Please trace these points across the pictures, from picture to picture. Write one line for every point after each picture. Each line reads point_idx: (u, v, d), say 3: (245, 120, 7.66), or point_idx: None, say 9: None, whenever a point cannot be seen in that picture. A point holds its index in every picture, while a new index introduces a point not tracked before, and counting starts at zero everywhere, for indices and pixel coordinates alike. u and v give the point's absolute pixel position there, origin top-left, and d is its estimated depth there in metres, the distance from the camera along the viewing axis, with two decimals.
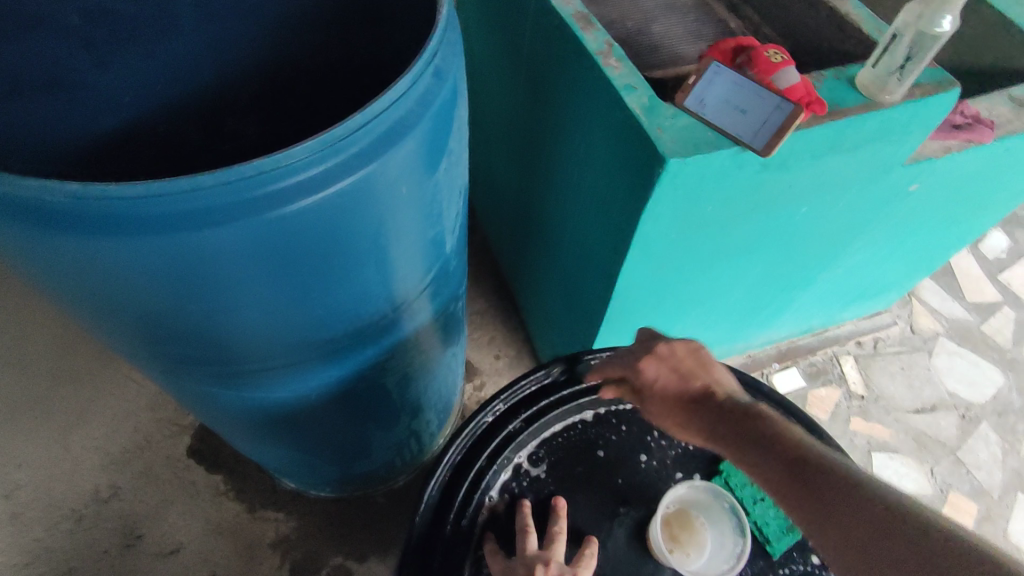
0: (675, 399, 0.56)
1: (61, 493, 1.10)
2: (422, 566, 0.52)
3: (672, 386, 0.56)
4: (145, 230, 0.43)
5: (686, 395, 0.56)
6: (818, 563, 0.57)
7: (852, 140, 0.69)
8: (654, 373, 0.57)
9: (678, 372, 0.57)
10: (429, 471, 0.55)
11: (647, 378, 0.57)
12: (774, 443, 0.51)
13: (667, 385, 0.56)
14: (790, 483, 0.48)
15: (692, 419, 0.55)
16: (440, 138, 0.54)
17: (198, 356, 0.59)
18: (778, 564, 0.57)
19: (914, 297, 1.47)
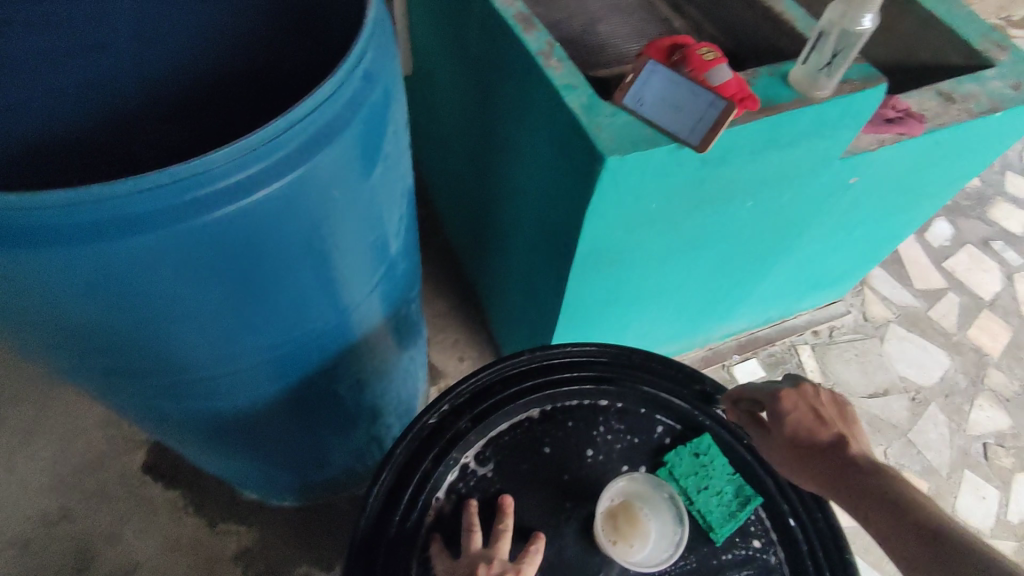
0: (806, 440, 0.57)
1: (9, 516, 1.06)
2: (367, 569, 0.52)
3: (806, 428, 0.58)
4: (58, 242, 0.42)
5: (815, 438, 0.57)
6: (759, 546, 0.58)
7: (787, 135, 0.71)
8: (791, 407, 0.58)
9: (816, 413, 0.58)
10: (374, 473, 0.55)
11: (784, 412, 0.58)
12: (901, 499, 0.52)
13: (802, 422, 0.58)
14: (914, 536, 0.50)
15: (817, 460, 0.57)
16: (373, 142, 0.53)
17: (135, 370, 0.57)
18: (721, 550, 0.58)
19: (866, 286, 1.52)
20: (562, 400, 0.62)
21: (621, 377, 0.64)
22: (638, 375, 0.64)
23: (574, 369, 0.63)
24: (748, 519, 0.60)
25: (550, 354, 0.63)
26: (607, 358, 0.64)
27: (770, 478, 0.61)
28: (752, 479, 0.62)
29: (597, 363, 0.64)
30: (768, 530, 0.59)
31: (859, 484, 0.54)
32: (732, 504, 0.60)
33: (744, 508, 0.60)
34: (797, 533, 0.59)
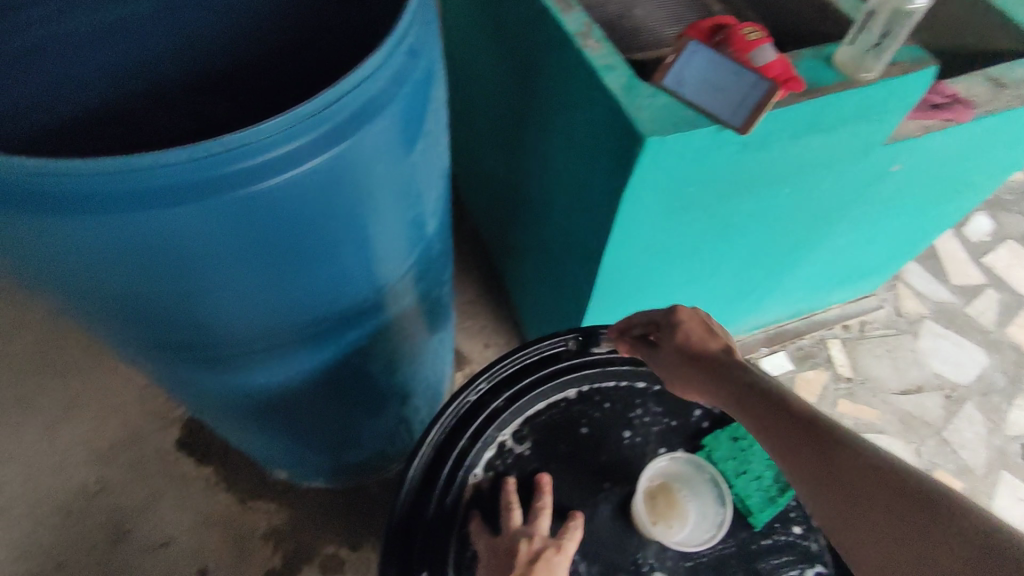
0: (698, 350, 0.56)
1: (50, 487, 1.10)
2: (406, 545, 0.52)
3: (695, 339, 0.56)
4: (109, 208, 0.42)
5: (705, 347, 0.56)
6: (800, 533, 0.58)
7: (832, 119, 0.70)
8: (682, 319, 0.57)
9: (707, 327, 0.57)
10: (412, 450, 0.55)
11: (674, 324, 0.57)
12: (783, 401, 0.51)
13: (695, 332, 0.57)
14: (794, 434, 0.48)
15: (707, 367, 0.55)
16: (415, 118, 0.53)
17: (176, 341, 0.58)
18: (760, 535, 0.58)
19: (900, 281, 1.49)
20: (598, 381, 0.62)
21: None
22: None
23: (610, 351, 0.63)
24: (789, 504, 0.59)
25: (586, 335, 0.63)
26: None
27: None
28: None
29: None
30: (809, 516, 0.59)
31: (746, 387, 0.53)
32: (772, 489, 0.59)
33: (784, 493, 0.59)
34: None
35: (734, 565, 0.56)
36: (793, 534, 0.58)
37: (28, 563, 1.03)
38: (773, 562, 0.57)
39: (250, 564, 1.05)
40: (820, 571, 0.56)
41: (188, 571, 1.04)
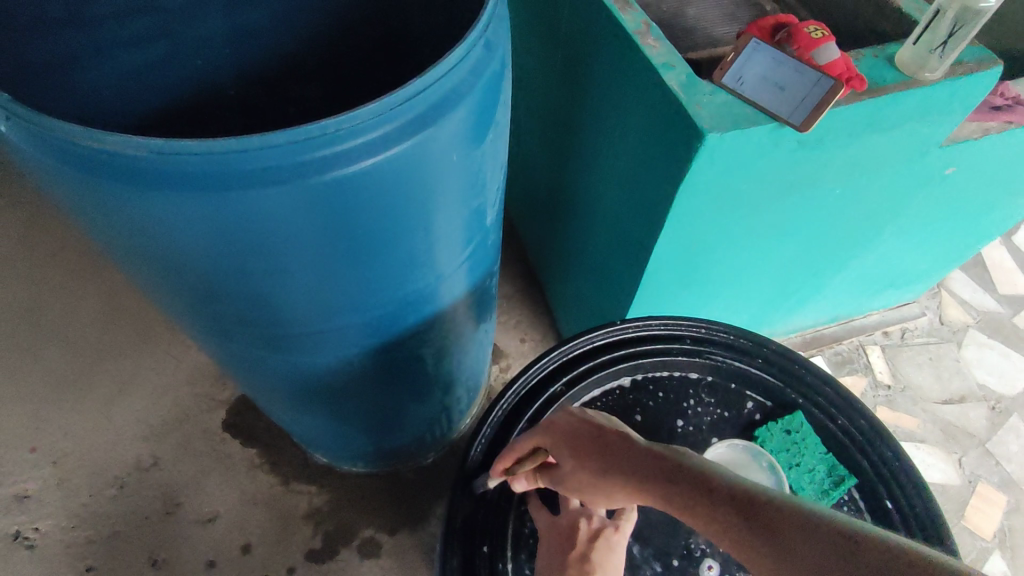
0: (592, 454, 0.50)
1: (105, 460, 1.15)
2: (468, 519, 0.55)
3: (586, 441, 0.51)
4: (211, 188, 0.45)
5: (603, 447, 0.50)
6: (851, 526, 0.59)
7: (890, 119, 0.70)
8: (561, 426, 0.52)
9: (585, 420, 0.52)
10: (475, 428, 0.58)
11: (554, 439, 0.52)
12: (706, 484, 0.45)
13: (582, 437, 0.51)
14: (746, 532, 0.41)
15: (614, 467, 0.49)
16: (487, 111, 0.55)
17: (248, 318, 0.61)
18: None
19: (944, 288, 1.46)
20: (652, 371, 0.63)
21: (712, 351, 0.64)
22: (730, 351, 0.64)
23: (664, 342, 0.64)
24: (841, 499, 0.59)
25: (641, 327, 0.64)
26: (698, 331, 0.64)
27: (866, 460, 0.61)
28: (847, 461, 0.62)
29: (687, 337, 0.64)
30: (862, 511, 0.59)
31: (669, 479, 0.46)
32: (824, 483, 0.60)
33: (836, 488, 0.60)
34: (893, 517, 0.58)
35: None
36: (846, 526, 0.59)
37: (83, 532, 1.08)
38: None
39: (292, 542, 1.08)
40: None
41: (233, 546, 1.07)
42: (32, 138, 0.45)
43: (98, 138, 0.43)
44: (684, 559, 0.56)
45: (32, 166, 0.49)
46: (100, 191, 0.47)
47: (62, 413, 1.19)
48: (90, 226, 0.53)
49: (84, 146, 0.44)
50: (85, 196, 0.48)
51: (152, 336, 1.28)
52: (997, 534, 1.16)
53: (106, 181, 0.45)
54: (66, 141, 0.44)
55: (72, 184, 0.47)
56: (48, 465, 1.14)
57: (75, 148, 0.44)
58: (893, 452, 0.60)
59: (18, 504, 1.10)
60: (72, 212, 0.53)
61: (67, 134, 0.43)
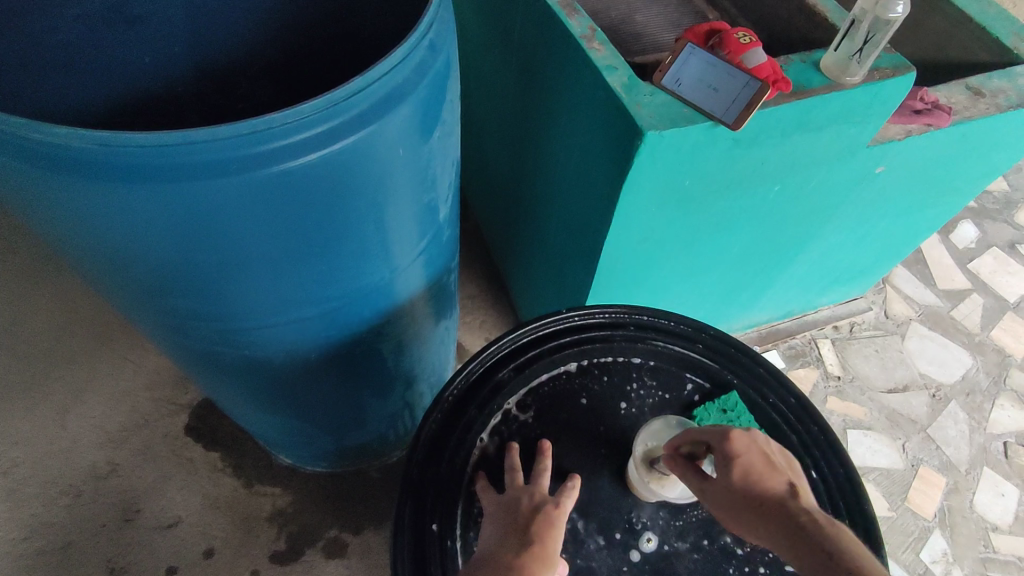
0: (751, 481, 0.52)
1: (60, 469, 1.12)
2: (417, 501, 0.57)
3: (752, 473, 0.52)
4: (160, 179, 0.46)
5: (765, 485, 0.52)
6: None
7: (818, 119, 0.75)
8: (739, 450, 0.53)
9: (766, 457, 0.54)
10: (425, 412, 0.60)
11: (734, 455, 0.53)
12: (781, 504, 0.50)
13: (749, 469, 0.52)
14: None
15: (762, 489, 0.52)
16: (434, 107, 0.58)
17: (201, 312, 0.62)
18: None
19: (888, 284, 1.53)
20: (596, 357, 0.66)
21: (653, 337, 0.68)
22: (671, 337, 0.68)
23: (607, 329, 0.67)
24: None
25: (585, 316, 0.67)
26: (640, 318, 0.68)
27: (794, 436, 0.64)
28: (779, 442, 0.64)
29: (630, 324, 0.68)
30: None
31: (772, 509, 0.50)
32: None
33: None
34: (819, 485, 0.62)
35: (722, 524, 0.60)
36: None
37: (37, 542, 1.06)
38: None
39: (255, 545, 1.08)
40: None
41: (195, 551, 1.06)
42: None
43: (42, 130, 0.44)
44: (627, 532, 0.59)
45: None
46: (46, 182, 0.47)
47: (16, 421, 1.17)
48: (37, 219, 0.53)
49: (29, 139, 0.44)
50: (30, 189, 0.48)
51: (110, 341, 1.26)
52: (937, 514, 1.23)
53: (52, 172, 0.46)
54: (11, 134, 0.45)
55: (18, 176, 0.48)
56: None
57: (20, 141, 0.45)
58: (819, 427, 0.65)
59: None
60: (18, 206, 0.53)
61: (11, 126, 0.44)
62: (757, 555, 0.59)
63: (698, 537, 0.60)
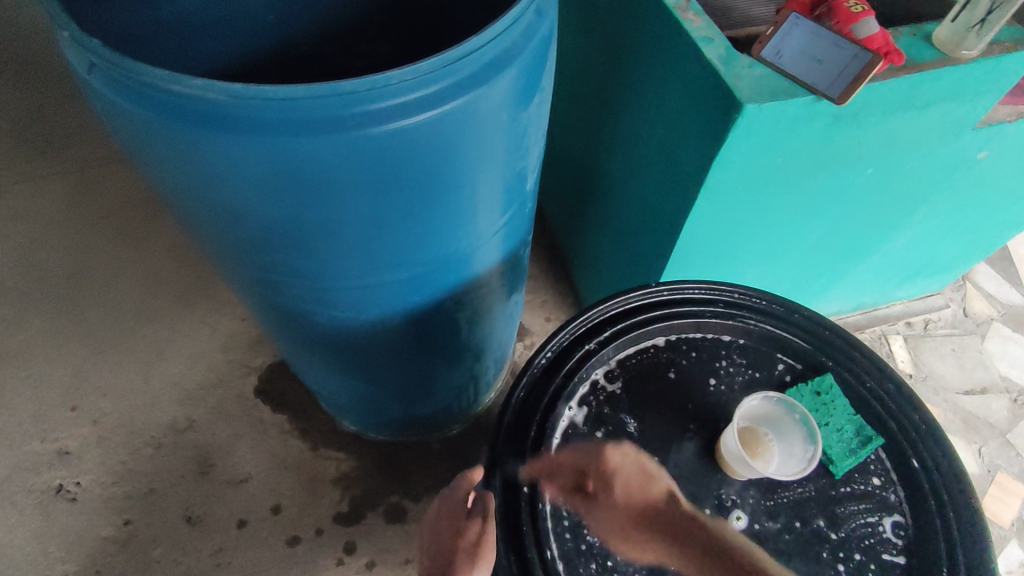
0: (633, 494, 0.56)
1: (142, 421, 1.19)
2: (510, 463, 0.61)
3: (636, 487, 0.57)
4: (283, 133, 0.48)
5: (646, 495, 0.56)
6: (878, 483, 0.64)
7: (926, 97, 0.71)
8: (618, 462, 0.58)
9: (644, 470, 0.58)
10: (519, 375, 0.65)
11: (611, 470, 0.58)
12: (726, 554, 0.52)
13: (632, 478, 0.57)
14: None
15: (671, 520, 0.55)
16: (537, 73, 0.58)
17: (297, 270, 0.64)
18: (840, 483, 0.64)
19: (968, 281, 1.46)
20: (685, 330, 0.71)
21: (743, 315, 0.71)
22: (760, 316, 0.71)
23: (699, 305, 0.71)
24: (868, 457, 0.65)
25: (675, 292, 0.71)
26: (729, 297, 0.71)
27: (894, 421, 0.67)
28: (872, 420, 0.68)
29: (719, 302, 0.71)
30: (887, 469, 0.65)
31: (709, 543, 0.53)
32: (852, 442, 0.66)
33: (864, 447, 0.65)
34: (922, 474, 0.63)
35: (814, 506, 0.63)
36: (873, 485, 0.64)
37: (122, 487, 1.12)
38: (850, 507, 0.63)
39: (320, 505, 1.11)
40: (899, 519, 0.62)
41: (264, 507, 1.11)
42: (114, 83, 0.48)
43: (178, 81, 0.46)
44: (717, 507, 0.62)
45: (107, 111, 0.52)
46: (175, 135, 0.49)
47: (103, 374, 1.24)
48: (157, 172, 0.56)
49: (163, 90, 0.47)
50: (157, 141, 0.51)
51: (187, 303, 1.33)
52: (1016, 524, 1.16)
53: (181, 124, 0.48)
54: (147, 86, 0.47)
55: (148, 129, 0.50)
56: (89, 423, 1.18)
57: (154, 92, 0.47)
58: (919, 416, 0.66)
59: (61, 459, 1.15)
60: (141, 157, 0.55)
61: (148, 78, 0.46)
62: (850, 541, 0.61)
63: (789, 519, 0.62)
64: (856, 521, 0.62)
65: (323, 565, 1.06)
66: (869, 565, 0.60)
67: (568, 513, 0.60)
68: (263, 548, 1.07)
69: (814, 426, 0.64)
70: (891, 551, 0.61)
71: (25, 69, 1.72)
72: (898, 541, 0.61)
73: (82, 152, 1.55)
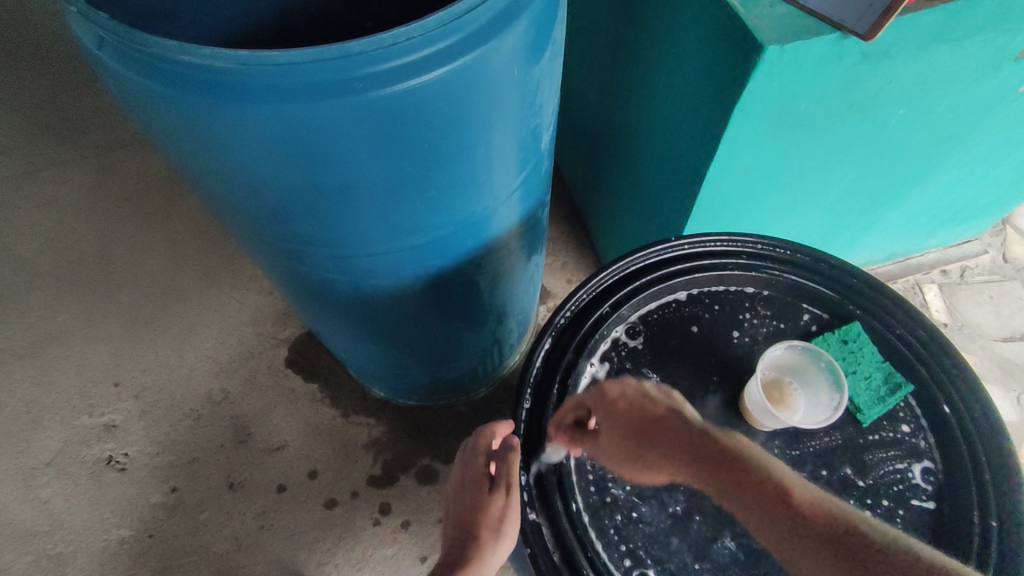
0: (637, 422, 0.56)
1: (181, 394, 1.24)
2: (535, 421, 0.63)
3: (637, 412, 0.56)
4: (294, 99, 0.47)
5: (649, 419, 0.55)
6: (908, 431, 0.63)
7: (962, 28, 0.67)
8: (616, 397, 0.57)
9: (645, 395, 0.57)
10: (540, 332, 0.65)
11: (605, 407, 0.57)
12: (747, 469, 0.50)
13: (635, 409, 0.56)
14: (820, 547, 0.46)
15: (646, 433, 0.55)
16: (546, 24, 0.57)
17: (318, 239, 0.65)
18: (868, 431, 0.64)
19: (1008, 225, 1.40)
20: (707, 283, 0.70)
21: (768, 266, 0.70)
22: (786, 266, 0.70)
23: (721, 258, 0.69)
24: (897, 405, 0.65)
25: (696, 244, 0.69)
26: (755, 248, 0.69)
27: (924, 368, 0.65)
28: (902, 367, 0.66)
29: (743, 254, 0.70)
30: (917, 416, 0.64)
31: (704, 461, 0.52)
32: (881, 390, 0.65)
33: (893, 394, 0.65)
34: (952, 419, 0.62)
35: (841, 455, 0.63)
36: (901, 432, 0.64)
37: (167, 456, 1.18)
38: (879, 455, 0.62)
39: (354, 469, 1.15)
40: (928, 466, 0.62)
41: (301, 472, 1.15)
42: (125, 57, 0.48)
43: (185, 51, 0.45)
44: None
45: (123, 88, 0.52)
46: (188, 107, 0.49)
47: (141, 350, 1.29)
48: (172, 145, 0.56)
49: (172, 61, 0.46)
50: (171, 113, 0.51)
51: (215, 279, 1.36)
52: None
53: (194, 95, 0.48)
54: (156, 57, 0.47)
55: (161, 102, 0.50)
56: (132, 398, 1.24)
57: (163, 64, 0.47)
58: (951, 361, 0.65)
59: (108, 432, 1.21)
60: (155, 129, 0.55)
61: (157, 49, 0.46)
62: (879, 487, 0.61)
63: (816, 467, 0.62)
64: (885, 468, 0.62)
65: (360, 525, 1.10)
66: (898, 511, 0.60)
67: (592, 467, 0.62)
68: (302, 510, 1.12)
69: (840, 374, 0.64)
70: (921, 497, 0.60)
71: (41, 54, 1.74)
72: (927, 487, 0.61)
73: (103, 138, 1.57)
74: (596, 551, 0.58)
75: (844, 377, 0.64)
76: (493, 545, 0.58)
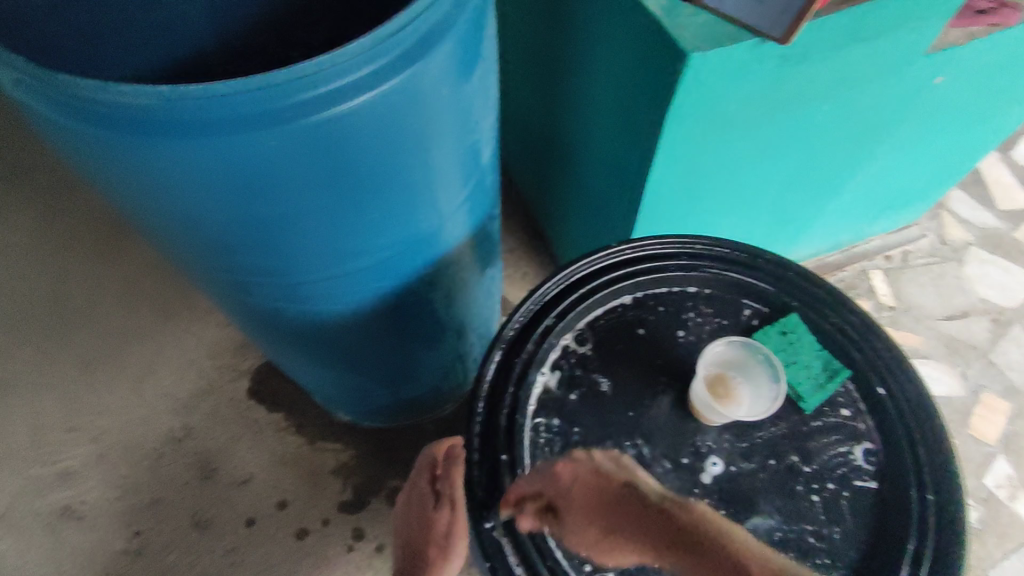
0: (594, 500, 0.54)
1: (141, 434, 1.20)
2: (488, 433, 0.63)
3: (593, 485, 0.55)
4: (222, 130, 0.47)
5: (605, 492, 0.54)
6: (849, 415, 0.66)
7: (872, 28, 0.71)
8: (569, 479, 0.56)
9: (595, 470, 0.56)
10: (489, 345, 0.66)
11: (568, 488, 0.55)
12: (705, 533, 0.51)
13: (591, 486, 0.55)
14: None
15: (609, 510, 0.54)
16: (473, 42, 0.58)
17: (264, 268, 0.64)
18: (811, 417, 0.66)
19: (944, 209, 1.47)
20: (651, 286, 0.72)
21: (707, 265, 0.72)
22: (724, 264, 0.72)
23: (662, 261, 0.71)
24: (838, 390, 0.67)
25: (637, 249, 0.71)
26: (693, 249, 0.72)
27: (859, 353, 0.68)
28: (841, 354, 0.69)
29: (682, 255, 0.72)
30: (856, 400, 0.67)
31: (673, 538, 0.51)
32: (821, 376, 0.67)
33: (832, 380, 0.67)
34: (887, 400, 0.65)
35: (786, 444, 0.65)
36: (843, 416, 0.66)
37: (128, 500, 1.14)
38: (822, 441, 0.65)
39: (324, 496, 1.13)
40: (869, 447, 0.64)
41: (269, 504, 1.12)
42: (46, 99, 0.47)
43: (105, 90, 0.44)
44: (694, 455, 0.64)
45: (47, 128, 0.51)
46: (116, 144, 0.48)
47: (96, 392, 1.24)
48: (105, 183, 0.55)
49: (93, 101, 0.45)
50: (99, 152, 0.50)
51: (170, 314, 1.33)
52: (1002, 439, 1.20)
53: (119, 132, 0.47)
54: (76, 97, 0.46)
55: (87, 140, 0.49)
56: (88, 442, 1.19)
57: (84, 103, 0.46)
58: (885, 345, 0.68)
59: (65, 480, 1.16)
60: (86, 167, 0.54)
61: (76, 89, 0.45)
62: (823, 472, 0.63)
63: (765, 457, 0.64)
64: (829, 453, 0.64)
65: (333, 552, 1.08)
66: (843, 493, 0.62)
67: None
68: (273, 543, 1.09)
69: (778, 365, 0.67)
70: (863, 477, 0.63)
71: None
72: (869, 468, 0.63)
73: (44, 177, 1.52)
74: (557, 560, 0.58)
75: (783, 369, 0.67)
76: (444, 560, 0.65)
